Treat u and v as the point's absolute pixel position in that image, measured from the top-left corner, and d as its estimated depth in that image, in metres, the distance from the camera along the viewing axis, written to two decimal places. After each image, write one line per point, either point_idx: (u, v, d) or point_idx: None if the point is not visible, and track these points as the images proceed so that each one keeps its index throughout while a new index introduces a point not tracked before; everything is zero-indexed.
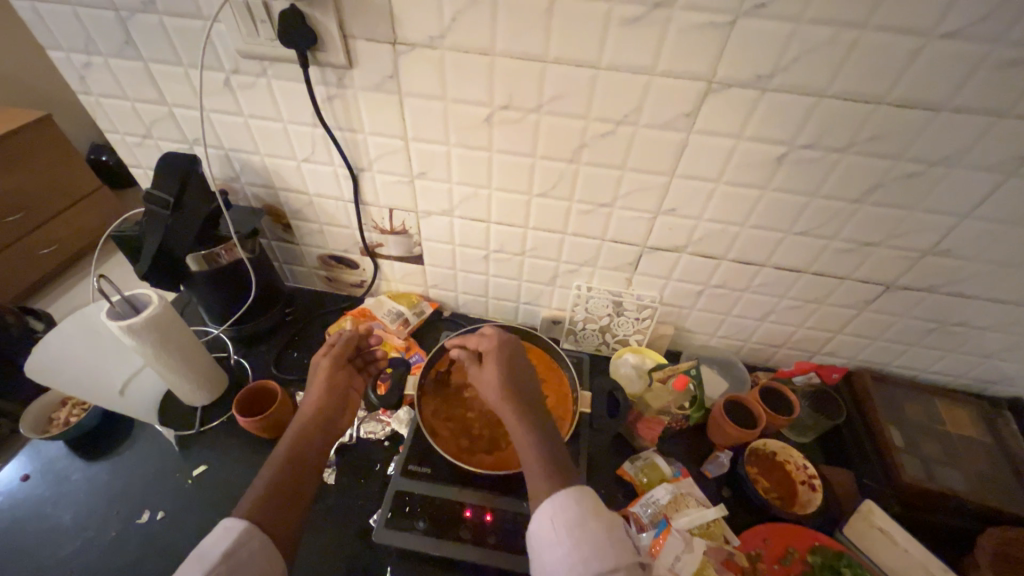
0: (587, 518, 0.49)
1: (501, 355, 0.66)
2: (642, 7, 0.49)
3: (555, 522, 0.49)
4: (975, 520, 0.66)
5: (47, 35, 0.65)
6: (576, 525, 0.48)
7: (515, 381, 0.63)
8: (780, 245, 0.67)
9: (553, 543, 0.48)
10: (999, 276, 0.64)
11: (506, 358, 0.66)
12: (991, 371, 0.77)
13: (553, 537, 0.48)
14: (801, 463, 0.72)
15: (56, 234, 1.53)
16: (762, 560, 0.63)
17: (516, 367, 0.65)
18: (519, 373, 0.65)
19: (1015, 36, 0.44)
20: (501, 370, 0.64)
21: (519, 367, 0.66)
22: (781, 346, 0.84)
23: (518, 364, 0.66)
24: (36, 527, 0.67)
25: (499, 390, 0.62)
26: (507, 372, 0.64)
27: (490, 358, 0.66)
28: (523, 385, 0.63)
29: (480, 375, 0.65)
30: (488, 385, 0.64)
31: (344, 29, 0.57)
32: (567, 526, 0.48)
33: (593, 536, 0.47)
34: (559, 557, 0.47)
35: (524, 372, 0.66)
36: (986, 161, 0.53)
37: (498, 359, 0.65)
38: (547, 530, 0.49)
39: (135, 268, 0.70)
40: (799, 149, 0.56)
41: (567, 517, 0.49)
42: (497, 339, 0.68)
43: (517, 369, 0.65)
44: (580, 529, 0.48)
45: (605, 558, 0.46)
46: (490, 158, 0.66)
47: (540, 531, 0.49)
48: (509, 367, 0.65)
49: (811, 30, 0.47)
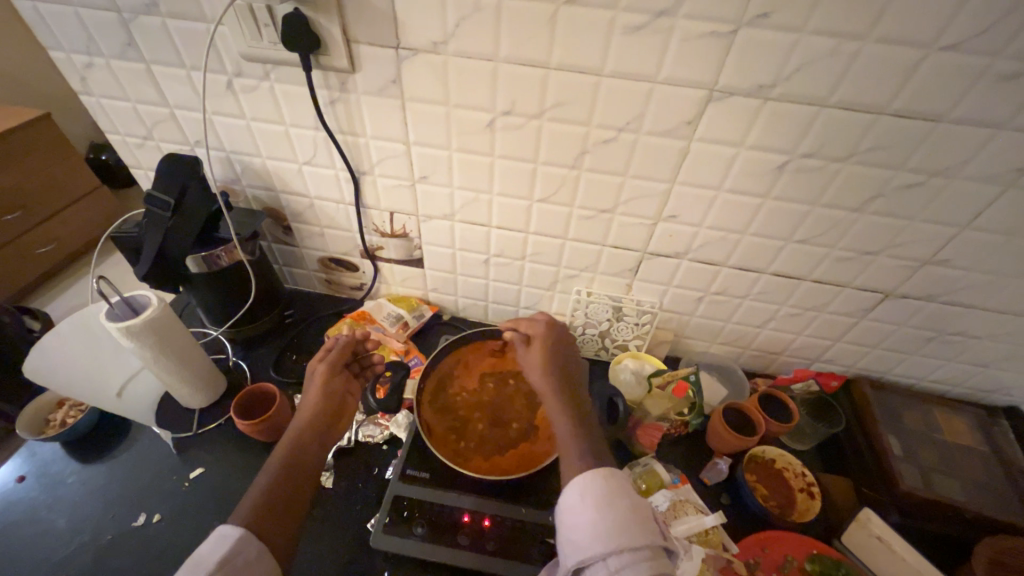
0: (615, 494, 0.48)
1: (547, 337, 0.67)
2: (645, 16, 0.49)
3: (582, 495, 0.49)
4: (973, 530, 0.66)
5: (49, 36, 0.65)
6: (603, 500, 0.48)
7: (558, 363, 0.65)
8: (780, 253, 0.67)
9: (579, 515, 0.48)
10: (998, 286, 0.64)
11: (551, 340, 0.67)
12: (989, 380, 0.77)
13: (579, 509, 0.48)
14: (799, 470, 0.72)
15: (54, 232, 1.52)
16: (760, 568, 0.63)
17: (560, 351, 0.67)
18: (563, 357, 0.66)
19: (1014, 50, 0.45)
20: (546, 353, 0.65)
21: (563, 351, 0.67)
22: (780, 353, 0.84)
23: (563, 348, 0.67)
24: (30, 530, 0.66)
25: (544, 373, 0.63)
26: (551, 355, 0.65)
27: (535, 341, 0.67)
28: (566, 369, 0.65)
29: (524, 356, 0.67)
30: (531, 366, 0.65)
31: (347, 34, 0.57)
32: (593, 499, 0.48)
33: (619, 513, 0.46)
34: (583, 529, 0.47)
35: (568, 356, 0.67)
36: (985, 172, 0.53)
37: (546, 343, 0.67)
38: (574, 502, 0.49)
39: (136, 269, 0.70)
40: (800, 158, 0.57)
41: (595, 492, 0.48)
42: (544, 322, 0.69)
43: (561, 353, 0.66)
44: (606, 503, 0.47)
45: (629, 535, 0.45)
46: (492, 164, 0.66)
47: (567, 502, 0.50)
48: (556, 353, 0.66)
49: (813, 41, 0.48)
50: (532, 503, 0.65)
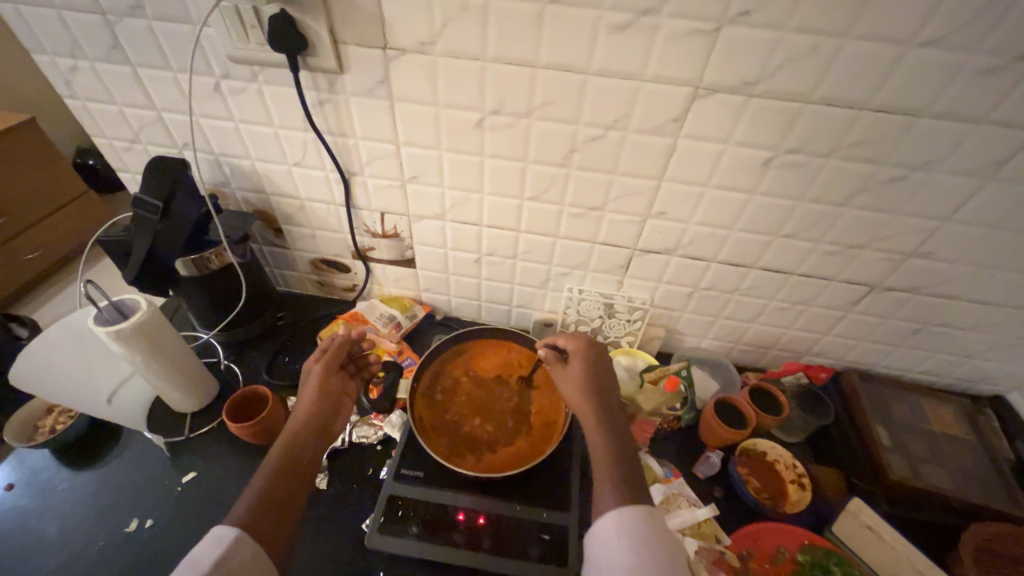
0: (655, 538, 0.48)
1: (588, 356, 0.66)
2: (629, 14, 0.50)
3: (621, 534, 0.48)
4: (961, 517, 0.67)
5: (32, 40, 0.64)
6: (642, 542, 0.47)
7: (598, 383, 0.64)
8: (768, 248, 0.68)
9: (615, 551, 0.47)
10: (980, 278, 0.65)
11: (592, 358, 0.66)
12: (974, 370, 0.79)
13: (616, 546, 0.47)
14: (790, 462, 0.73)
15: (42, 238, 1.51)
16: (753, 559, 0.64)
17: (601, 370, 0.65)
18: (604, 376, 0.65)
19: (991, 45, 0.46)
20: (586, 373, 0.64)
21: (604, 369, 0.66)
22: (770, 347, 0.85)
23: (604, 366, 0.66)
24: (20, 539, 0.66)
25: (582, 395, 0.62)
26: (592, 374, 0.64)
27: (575, 359, 0.66)
28: (608, 388, 0.64)
29: (563, 374, 0.66)
30: (569, 385, 0.64)
31: (334, 35, 0.57)
32: (633, 540, 0.47)
33: (658, 559, 0.46)
34: (618, 567, 0.46)
35: (608, 374, 0.65)
36: (966, 165, 0.54)
37: (586, 361, 0.66)
38: (611, 537, 0.48)
39: (124, 274, 0.69)
40: (785, 154, 0.57)
41: (636, 531, 0.48)
42: (585, 340, 0.68)
43: (603, 372, 0.65)
44: (646, 546, 0.47)
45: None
46: (482, 163, 0.66)
47: (602, 536, 0.49)
48: (595, 372, 0.65)
49: (795, 38, 0.48)
50: (527, 500, 0.65)
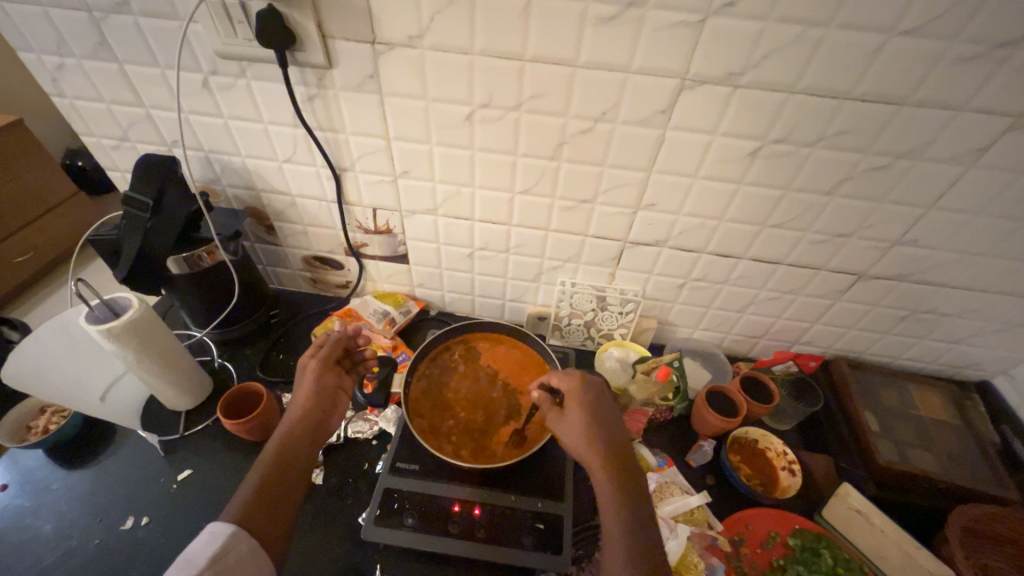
0: None
1: (586, 400, 0.62)
2: (616, 6, 0.50)
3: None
4: (947, 500, 0.69)
5: (18, 38, 0.64)
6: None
7: (601, 430, 0.60)
8: (756, 239, 0.69)
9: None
10: (965, 265, 0.66)
11: (592, 402, 0.62)
12: (960, 356, 0.80)
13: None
14: (781, 449, 0.74)
15: (32, 240, 1.50)
16: (745, 544, 0.65)
17: (601, 415, 0.61)
18: (606, 423, 0.61)
19: (970, 33, 0.47)
20: (587, 420, 0.60)
21: (604, 410, 0.62)
22: (761, 336, 0.86)
23: (605, 409, 0.62)
24: (14, 538, 0.66)
25: (585, 445, 0.58)
26: (593, 422, 0.60)
27: (574, 404, 0.62)
28: (611, 433, 0.60)
29: (561, 420, 0.61)
30: (569, 433, 0.60)
31: (323, 30, 0.57)
32: None
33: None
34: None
35: (611, 417, 0.62)
36: (948, 153, 0.55)
37: (584, 407, 0.62)
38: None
39: (114, 272, 0.69)
40: (771, 144, 0.58)
41: None
42: (581, 381, 0.64)
43: (605, 417, 0.61)
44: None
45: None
46: (472, 156, 0.67)
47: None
48: (595, 417, 0.61)
49: (779, 28, 0.49)
50: (521, 490, 0.66)
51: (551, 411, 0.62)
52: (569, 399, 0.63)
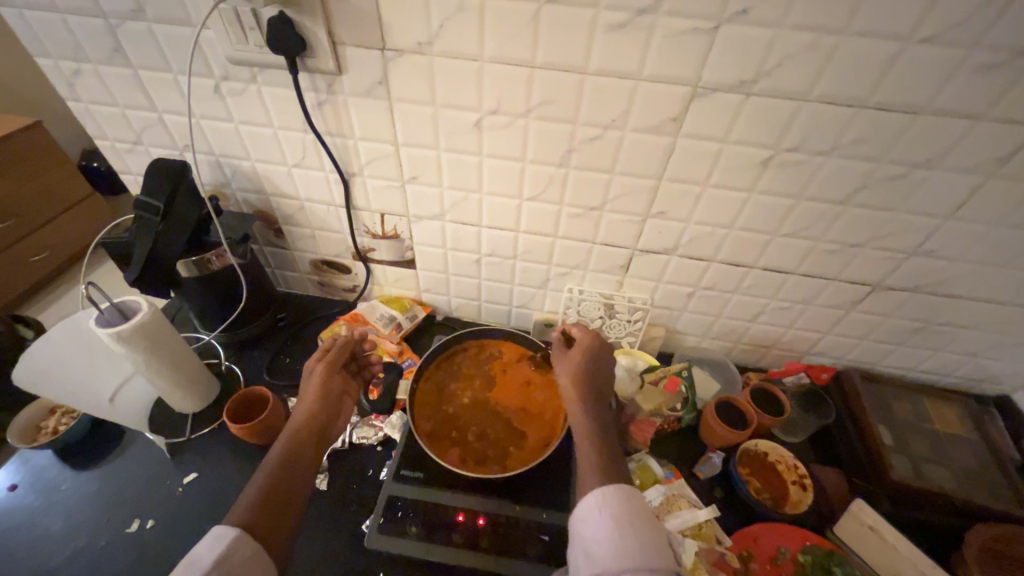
0: (633, 515, 0.50)
1: (591, 347, 0.67)
2: (627, 13, 0.49)
3: (601, 510, 0.50)
4: (964, 518, 0.67)
5: (36, 44, 0.65)
6: (621, 516, 0.49)
7: (594, 376, 0.65)
8: (768, 248, 0.68)
9: (595, 527, 0.49)
10: (984, 276, 0.65)
11: (595, 352, 0.67)
12: (979, 369, 0.78)
13: (596, 522, 0.50)
14: (792, 462, 0.73)
15: (48, 241, 1.52)
16: (754, 559, 0.64)
17: (599, 365, 0.67)
18: (600, 372, 0.66)
19: (991, 40, 0.45)
20: (585, 363, 0.66)
21: (602, 366, 0.67)
22: (772, 346, 0.84)
23: (604, 359, 0.67)
24: (22, 538, 0.66)
25: (577, 383, 0.64)
26: (589, 367, 0.66)
27: (582, 350, 0.67)
28: (601, 381, 0.66)
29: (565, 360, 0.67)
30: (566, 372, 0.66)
31: (333, 37, 0.57)
32: (614, 515, 0.49)
33: (639, 532, 0.48)
34: (600, 541, 0.48)
35: (606, 369, 0.67)
36: (968, 163, 0.54)
37: (586, 352, 0.67)
38: (592, 513, 0.50)
39: (125, 275, 0.70)
40: (784, 152, 0.57)
41: (612, 509, 0.50)
42: (590, 333, 0.69)
43: (601, 366, 0.67)
44: (626, 521, 0.49)
45: (647, 554, 0.47)
46: (480, 163, 0.66)
47: (584, 516, 0.51)
48: (594, 364, 0.66)
49: (793, 34, 0.48)
50: (527, 500, 0.65)
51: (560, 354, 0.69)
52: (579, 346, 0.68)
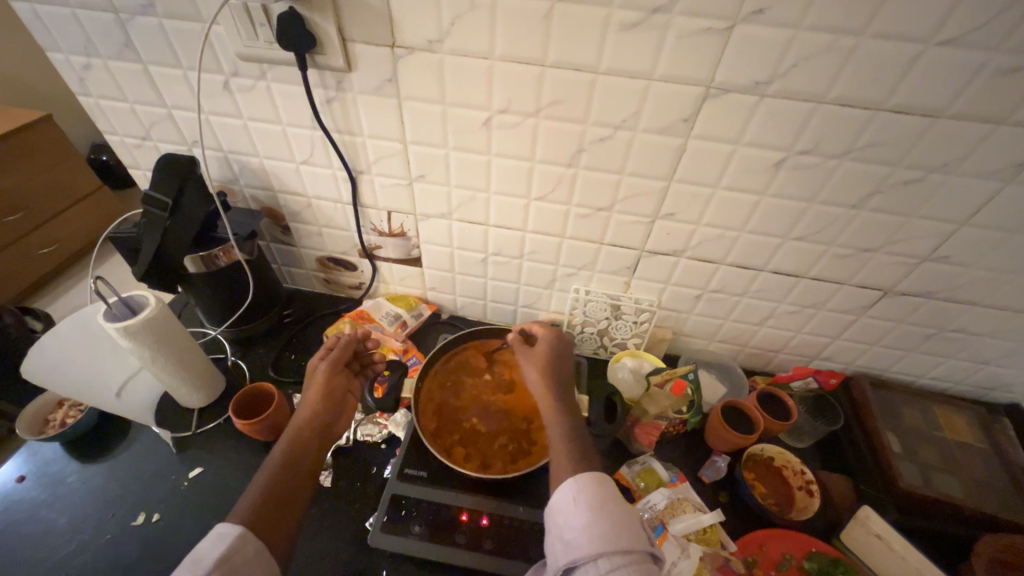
0: (606, 500, 0.50)
1: (552, 342, 0.68)
2: (640, 12, 0.49)
3: (576, 497, 0.50)
4: (974, 527, 0.66)
5: (47, 38, 0.65)
6: (596, 502, 0.50)
7: (558, 369, 0.65)
8: (778, 251, 0.67)
9: (571, 515, 0.49)
10: (998, 283, 0.64)
11: (557, 346, 0.68)
12: (990, 377, 0.77)
13: (572, 510, 0.50)
14: (799, 468, 0.72)
15: (55, 233, 1.53)
16: (758, 566, 0.63)
17: (562, 359, 0.67)
18: (564, 365, 0.67)
19: (1013, 43, 0.45)
20: (548, 357, 0.66)
21: (565, 359, 0.68)
22: (779, 350, 0.84)
23: (565, 353, 0.68)
24: (29, 530, 0.67)
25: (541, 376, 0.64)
26: (552, 360, 0.66)
27: (541, 343, 0.68)
28: (565, 374, 0.66)
29: (527, 353, 0.68)
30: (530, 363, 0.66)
31: (343, 33, 0.57)
32: (588, 503, 0.50)
33: (614, 517, 0.48)
34: (576, 529, 0.48)
35: (568, 362, 0.68)
36: (985, 168, 0.53)
37: (547, 347, 0.67)
38: (568, 502, 0.50)
39: (133, 270, 0.70)
40: (797, 154, 0.56)
41: (586, 495, 0.50)
42: (551, 329, 0.70)
43: (564, 360, 0.67)
44: (601, 507, 0.49)
45: (622, 539, 0.47)
46: (488, 162, 0.66)
47: (560, 505, 0.51)
48: (556, 358, 0.67)
49: (810, 36, 0.47)
50: (530, 501, 0.65)
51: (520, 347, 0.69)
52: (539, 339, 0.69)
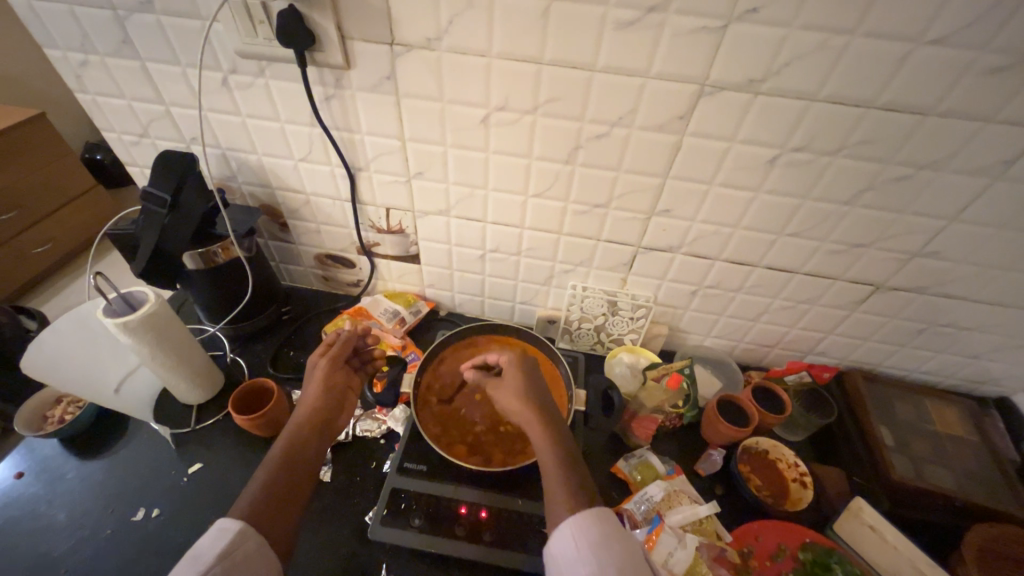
0: (609, 542, 0.47)
1: (522, 367, 0.65)
2: (636, 11, 0.50)
3: (577, 541, 0.47)
4: (964, 518, 0.67)
5: (44, 34, 0.65)
6: (599, 545, 0.47)
7: (534, 391, 0.63)
8: (772, 247, 0.68)
9: (573, 561, 0.46)
10: (987, 278, 0.65)
11: (527, 370, 0.65)
12: (980, 371, 0.78)
13: (574, 555, 0.47)
14: (793, 460, 0.73)
15: (49, 232, 1.52)
16: (754, 557, 0.64)
17: (536, 382, 0.65)
18: (539, 386, 0.64)
19: (1000, 43, 0.46)
20: (521, 382, 0.63)
21: (540, 381, 0.65)
22: (774, 346, 0.85)
23: (535, 375, 0.66)
24: (29, 526, 0.67)
25: (520, 400, 0.61)
26: (527, 384, 0.63)
27: (509, 371, 0.65)
28: (543, 395, 0.63)
29: (498, 386, 0.65)
30: (505, 396, 0.63)
31: (342, 31, 0.58)
32: (591, 547, 0.47)
33: (619, 560, 0.46)
34: None
35: (542, 383, 0.65)
36: (974, 165, 0.54)
37: (518, 371, 0.65)
38: (569, 547, 0.47)
39: (132, 266, 0.70)
40: (791, 151, 0.57)
41: (588, 537, 0.47)
42: (518, 354, 0.68)
43: (537, 382, 0.65)
44: (603, 550, 0.46)
45: None
46: (486, 159, 0.67)
47: (560, 551, 0.48)
48: (529, 378, 0.64)
49: (802, 35, 0.48)
50: (528, 494, 0.65)
51: (490, 382, 0.66)
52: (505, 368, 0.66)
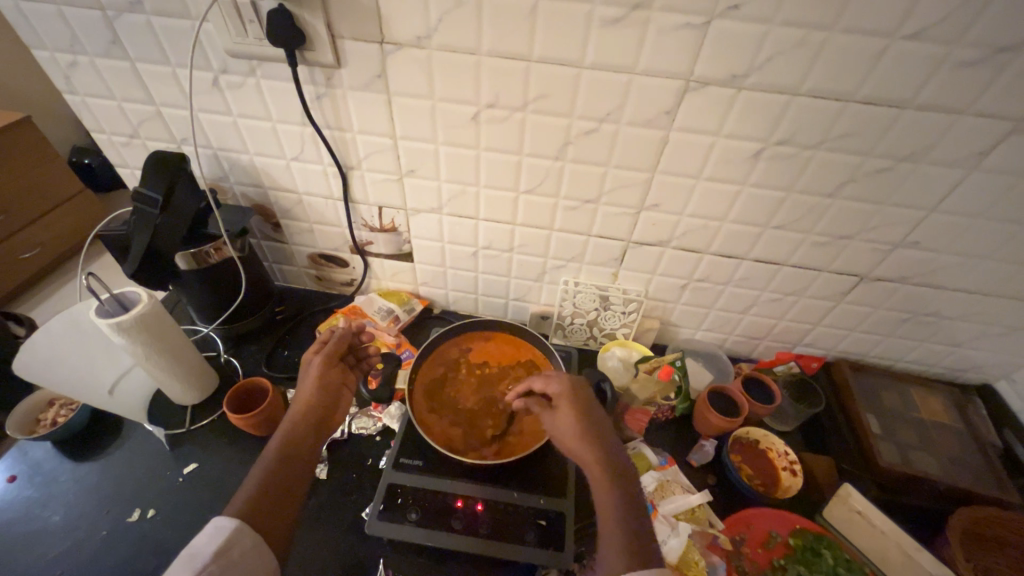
0: None
1: (576, 399, 0.62)
2: (621, 9, 0.51)
3: None
4: (949, 502, 0.69)
5: (32, 36, 0.65)
6: None
7: (590, 426, 0.60)
8: (760, 239, 0.70)
9: None
10: (966, 268, 0.67)
11: (581, 402, 0.62)
12: (962, 359, 0.80)
13: None
14: (782, 450, 0.75)
15: (37, 237, 1.51)
16: (746, 544, 0.65)
17: (593, 415, 0.61)
18: (596, 420, 0.61)
19: (972, 38, 0.47)
20: (577, 416, 0.60)
21: (596, 413, 0.62)
22: (763, 338, 0.86)
23: (591, 408, 0.62)
24: (22, 529, 0.66)
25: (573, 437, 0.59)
26: (582, 417, 0.60)
27: (561, 402, 0.63)
28: (602, 429, 0.60)
29: (550, 419, 0.62)
30: (562, 432, 0.60)
31: (331, 29, 0.58)
32: None
33: None
34: None
35: (600, 416, 0.62)
36: (950, 157, 0.56)
37: (571, 404, 0.62)
38: None
39: (124, 267, 0.70)
40: (774, 145, 0.59)
41: None
42: (570, 381, 0.64)
43: (595, 415, 0.61)
44: None
45: None
46: (477, 156, 0.67)
47: None
48: (583, 410, 0.61)
49: (782, 31, 0.49)
50: (523, 487, 0.66)
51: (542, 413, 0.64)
52: (552, 396, 0.64)
